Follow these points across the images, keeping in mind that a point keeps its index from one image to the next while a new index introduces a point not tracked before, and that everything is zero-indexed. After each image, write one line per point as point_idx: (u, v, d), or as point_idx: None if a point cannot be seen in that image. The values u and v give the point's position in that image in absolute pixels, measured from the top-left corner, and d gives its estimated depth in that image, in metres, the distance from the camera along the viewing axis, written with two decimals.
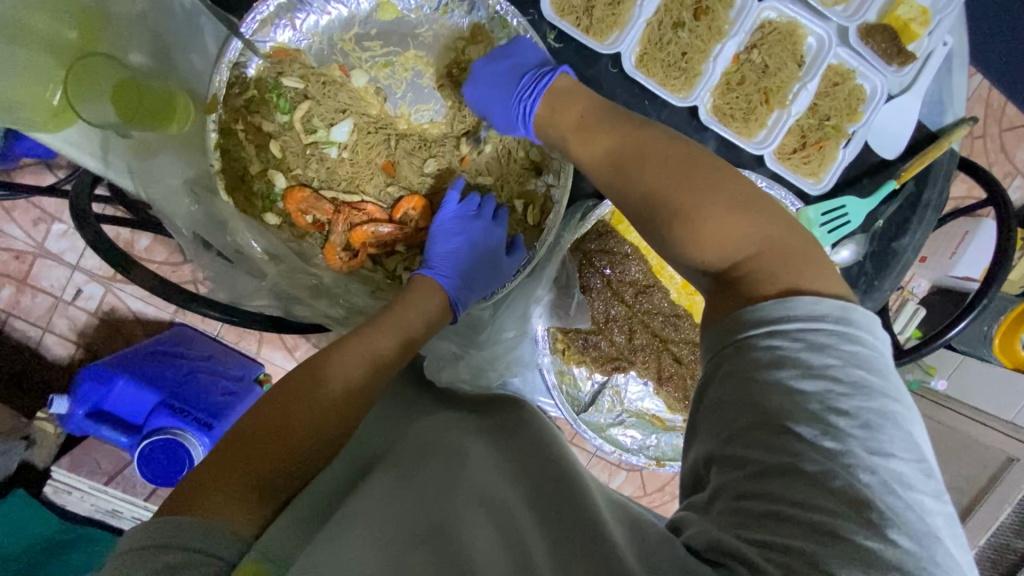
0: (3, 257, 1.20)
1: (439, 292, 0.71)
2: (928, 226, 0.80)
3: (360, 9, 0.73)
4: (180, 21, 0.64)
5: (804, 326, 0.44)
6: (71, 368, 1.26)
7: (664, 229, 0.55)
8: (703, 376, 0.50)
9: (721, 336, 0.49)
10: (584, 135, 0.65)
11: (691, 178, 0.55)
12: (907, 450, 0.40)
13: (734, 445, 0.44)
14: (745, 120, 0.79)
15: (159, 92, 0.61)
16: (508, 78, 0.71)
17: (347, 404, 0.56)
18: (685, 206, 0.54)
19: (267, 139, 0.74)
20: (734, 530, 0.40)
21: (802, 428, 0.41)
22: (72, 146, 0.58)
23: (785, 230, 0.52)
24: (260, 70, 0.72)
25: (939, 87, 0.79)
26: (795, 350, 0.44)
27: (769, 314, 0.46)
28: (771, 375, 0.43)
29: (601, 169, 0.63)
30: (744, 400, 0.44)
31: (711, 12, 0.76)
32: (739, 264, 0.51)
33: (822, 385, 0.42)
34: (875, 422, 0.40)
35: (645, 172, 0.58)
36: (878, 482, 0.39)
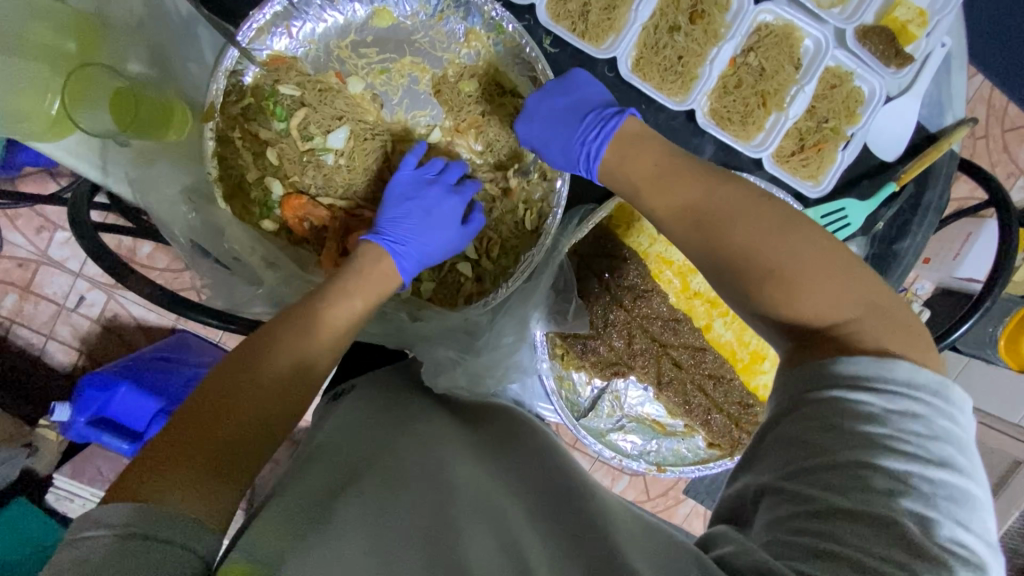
0: (7, 264, 1.21)
1: (388, 256, 0.69)
2: (930, 229, 0.80)
3: (356, 17, 0.74)
4: (177, 28, 0.65)
5: (901, 390, 0.44)
6: (73, 375, 1.26)
7: (748, 289, 0.54)
8: (773, 413, 0.49)
9: (804, 378, 0.48)
10: (657, 184, 0.62)
11: (780, 236, 0.53)
12: (982, 530, 0.39)
13: (800, 482, 0.42)
14: (743, 123, 0.78)
15: (157, 101, 0.61)
16: (568, 118, 0.70)
17: (287, 376, 0.53)
18: (783, 268, 0.52)
19: (264, 146, 0.74)
20: (787, 560, 0.38)
21: (882, 482, 0.40)
22: (71, 155, 0.59)
23: (856, 286, 0.50)
24: (257, 77, 0.73)
25: (939, 88, 0.79)
26: (887, 410, 0.43)
27: (860, 370, 0.45)
28: (858, 426, 0.42)
29: (677, 220, 0.60)
30: (825, 445, 0.43)
31: (706, 16, 0.76)
32: (837, 325, 0.49)
33: (913, 448, 0.41)
34: (958, 496, 0.39)
35: (714, 226, 0.57)
36: (954, 551, 0.37)
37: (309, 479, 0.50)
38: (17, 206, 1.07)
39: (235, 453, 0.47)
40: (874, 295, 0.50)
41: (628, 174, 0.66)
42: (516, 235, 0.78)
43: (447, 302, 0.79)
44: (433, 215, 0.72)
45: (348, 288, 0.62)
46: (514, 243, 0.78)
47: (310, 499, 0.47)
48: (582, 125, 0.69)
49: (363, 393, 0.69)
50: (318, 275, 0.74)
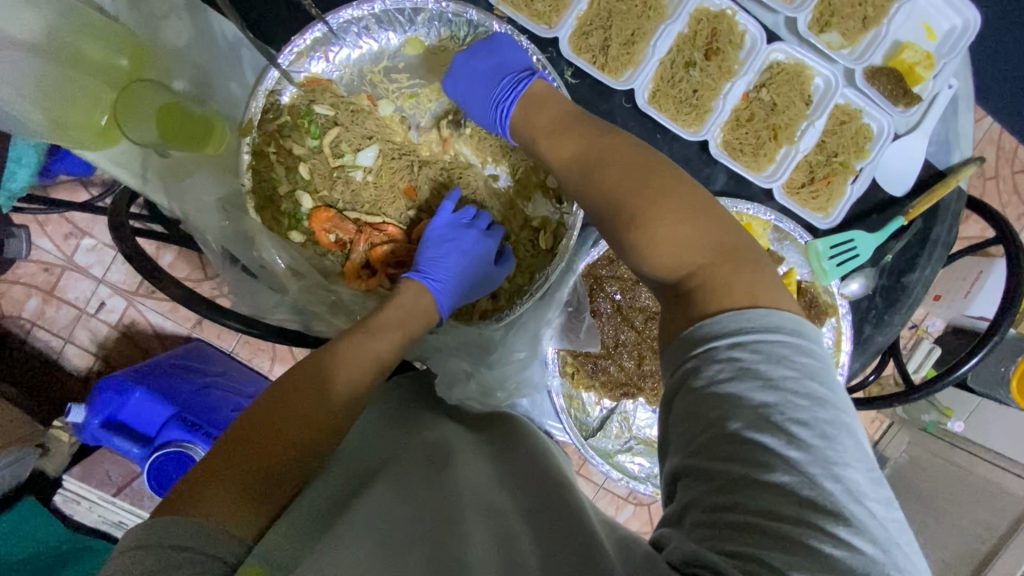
0: (34, 268, 1.25)
1: (428, 294, 0.73)
2: (938, 262, 0.82)
3: (389, 44, 0.77)
4: (224, 51, 0.75)
5: (762, 336, 0.45)
6: (88, 379, 1.29)
7: (617, 237, 0.56)
8: (666, 390, 0.49)
9: (683, 347, 0.48)
10: (552, 137, 0.66)
11: (649, 185, 0.55)
12: (859, 459, 0.42)
13: (700, 457, 0.44)
14: (754, 155, 0.81)
15: (199, 116, 0.71)
16: (488, 80, 0.72)
17: (325, 395, 0.56)
18: (638, 216, 0.54)
19: (297, 161, 0.77)
20: (709, 541, 0.40)
21: (767, 438, 0.42)
22: (112, 163, 0.68)
23: (706, 226, 0.52)
24: (293, 97, 0.76)
25: (945, 128, 0.82)
26: (755, 362, 0.44)
27: (726, 326, 0.46)
28: (733, 387, 0.44)
29: (569, 170, 0.63)
30: (710, 412, 0.44)
31: (721, 53, 0.78)
32: (694, 274, 0.51)
33: (782, 397, 0.43)
34: (830, 433, 0.42)
35: (599, 175, 0.59)
36: (841, 490, 0.40)
37: (317, 489, 0.52)
38: (50, 211, 1.15)
39: (270, 472, 0.49)
40: (728, 239, 0.52)
41: (532, 129, 0.68)
42: (532, 254, 0.80)
43: (465, 317, 0.82)
44: (471, 255, 0.75)
45: (387, 324, 0.66)
46: (530, 261, 0.81)
47: (318, 508, 0.49)
48: (497, 86, 0.71)
49: (376, 403, 0.71)
50: (339, 285, 0.77)
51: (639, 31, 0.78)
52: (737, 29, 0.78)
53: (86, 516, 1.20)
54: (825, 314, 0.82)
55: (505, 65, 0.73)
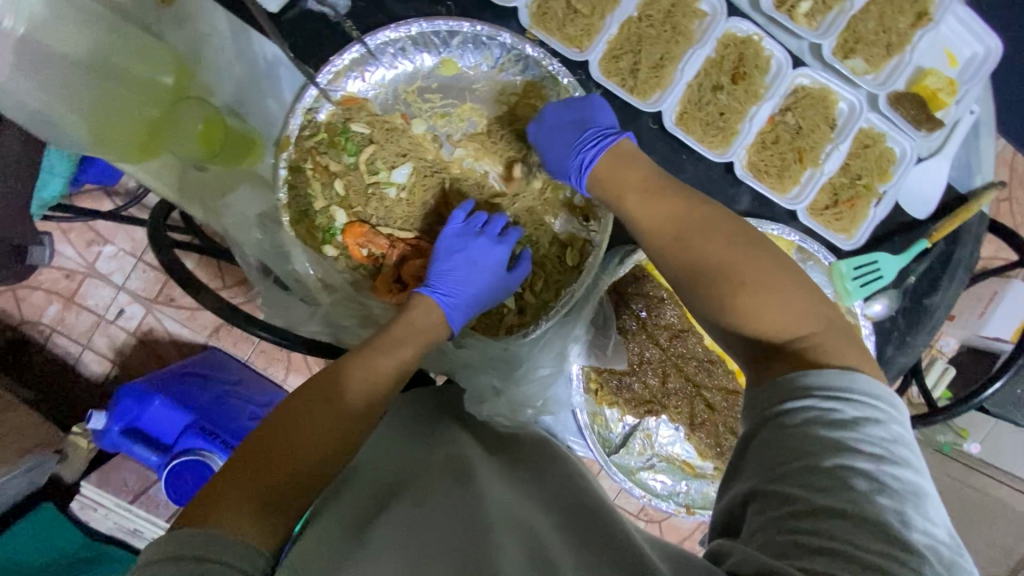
0: (56, 274, 1.27)
1: (437, 309, 0.73)
2: (960, 284, 0.83)
3: (424, 65, 0.79)
4: (264, 70, 0.77)
5: (862, 397, 0.47)
6: (106, 385, 1.31)
7: (718, 296, 0.58)
8: (751, 425, 0.51)
9: (777, 391, 0.50)
10: (645, 197, 0.67)
11: (753, 256, 0.58)
12: (944, 524, 0.43)
13: (782, 484, 0.45)
14: (780, 176, 0.81)
15: (239, 133, 0.74)
16: (572, 132, 0.74)
17: (346, 411, 0.57)
18: (747, 282, 0.57)
19: (333, 177, 0.79)
20: (784, 558, 0.41)
21: (859, 482, 0.43)
22: (154, 176, 0.71)
23: (810, 302, 0.55)
24: (330, 115, 0.78)
25: (967, 152, 0.83)
26: (854, 417, 0.46)
27: (826, 381, 0.48)
28: (830, 432, 0.45)
29: (662, 232, 0.64)
30: (801, 446, 0.45)
31: (748, 77, 0.80)
32: (803, 338, 0.53)
33: (880, 451, 0.44)
34: (921, 493, 0.43)
35: (693, 243, 0.61)
36: (928, 545, 0.40)
37: (338, 506, 0.53)
38: (72, 221, 1.19)
39: (284, 484, 0.50)
40: (828, 315, 0.55)
41: (620, 186, 0.70)
42: (559, 270, 0.81)
43: (489, 331, 0.83)
44: (482, 265, 0.75)
45: (398, 340, 0.66)
46: (557, 278, 0.81)
47: (344, 522, 0.50)
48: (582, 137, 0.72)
49: (395, 413, 0.72)
50: (371, 298, 0.78)
51: (668, 55, 0.79)
52: (763, 54, 0.80)
53: (102, 523, 1.20)
54: None
55: (593, 121, 0.75)
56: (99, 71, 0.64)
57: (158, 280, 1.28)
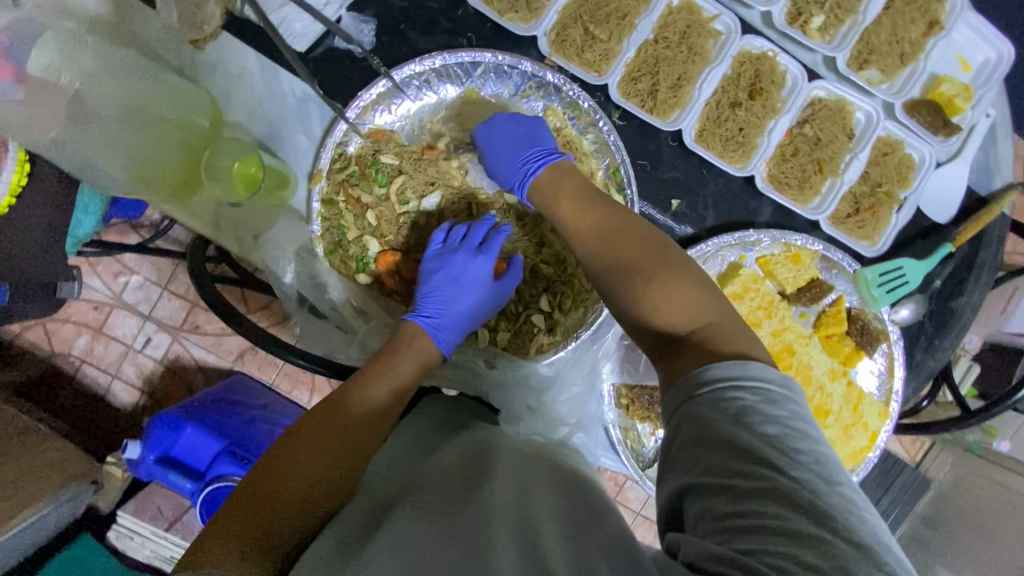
0: (84, 306, 1.30)
1: (424, 332, 0.73)
2: (986, 285, 0.83)
3: (447, 96, 0.82)
4: (293, 107, 0.79)
5: (756, 380, 0.49)
6: (134, 413, 1.33)
7: (630, 290, 0.61)
8: (670, 424, 0.51)
9: (688, 384, 0.51)
10: (573, 199, 0.70)
11: (662, 252, 0.62)
12: (848, 481, 0.45)
13: (708, 474, 0.46)
14: (801, 188, 0.83)
15: (274, 169, 0.76)
16: (518, 143, 0.76)
17: (344, 432, 0.58)
18: (652, 274, 0.60)
19: (365, 209, 0.80)
20: (725, 542, 0.41)
21: (772, 459, 0.44)
22: (188, 213, 0.74)
23: (714, 296, 0.58)
24: (359, 147, 0.80)
25: (985, 155, 0.84)
26: (754, 401, 0.47)
27: (728, 372, 0.49)
28: (736, 419, 0.46)
29: (585, 233, 0.67)
30: (716, 434, 0.47)
31: (765, 92, 0.81)
32: (702, 328, 0.56)
33: (779, 429, 0.46)
34: (822, 459, 0.45)
35: (611, 240, 0.65)
36: (840, 504, 0.42)
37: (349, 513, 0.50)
38: (100, 255, 1.22)
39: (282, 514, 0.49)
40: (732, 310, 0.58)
41: (555, 190, 0.73)
42: (587, 289, 0.81)
43: (520, 351, 0.83)
44: (461, 281, 0.76)
45: (386, 366, 0.66)
46: (586, 296, 0.82)
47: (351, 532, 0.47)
48: (527, 149, 0.75)
49: (419, 417, 0.69)
50: None
51: (685, 75, 0.81)
52: (778, 69, 0.81)
53: (138, 552, 1.22)
54: (877, 341, 0.83)
55: (540, 138, 0.77)
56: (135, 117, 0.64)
57: (183, 308, 1.30)
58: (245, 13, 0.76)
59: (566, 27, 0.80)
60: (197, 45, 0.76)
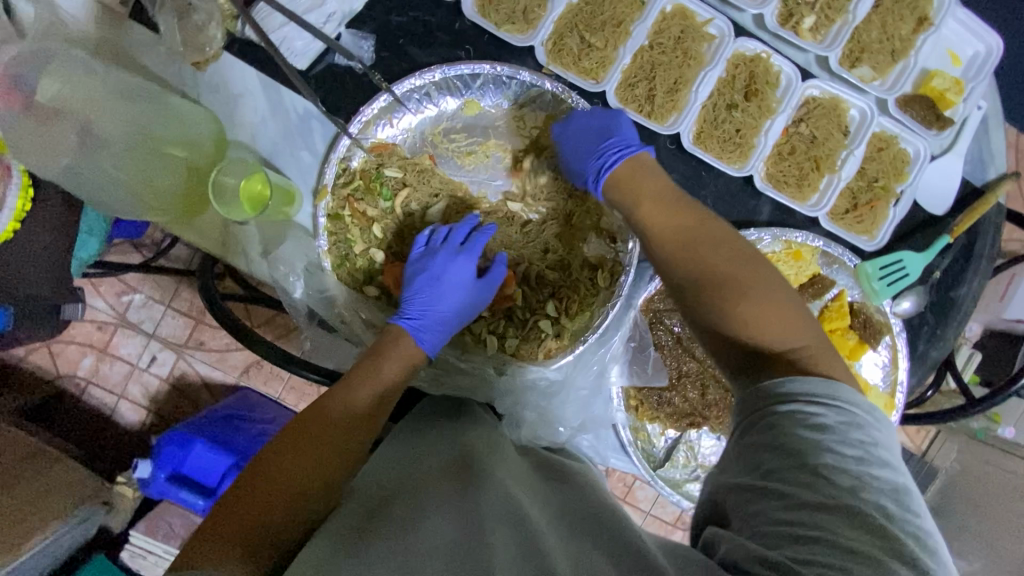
0: (88, 327, 1.31)
1: (408, 335, 0.73)
2: (985, 274, 0.84)
3: (448, 108, 0.83)
4: (296, 124, 0.79)
5: (841, 403, 0.49)
6: (141, 432, 1.34)
7: (717, 298, 0.61)
8: (741, 428, 0.53)
9: (764, 394, 0.52)
10: (657, 203, 0.71)
11: (758, 268, 0.62)
12: (925, 516, 0.45)
13: (772, 480, 0.47)
14: (799, 186, 0.84)
15: (280, 184, 0.77)
16: (595, 135, 0.76)
17: (332, 435, 0.59)
18: (746, 286, 0.60)
19: (371, 222, 0.81)
20: (778, 547, 0.43)
21: (841, 478, 0.45)
22: (198, 233, 0.79)
23: (810, 321, 0.59)
24: (363, 162, 0.81)
25: (979, 146, 0.85)
26: (834, 420, 0.48)
27: (813, 389, 0.50)
28: (812, 434, 0.48)
29: (670, 240, 0.68)
30: (788, 445, 0.48)
31: (760, 93, 0.82)
32: (793, 348, 0.56)
33: (859, 451, 0.46)
34: (899, 489, 0.45)
35: (701, 248, 0.65)
36: (910, 534, 0.42)
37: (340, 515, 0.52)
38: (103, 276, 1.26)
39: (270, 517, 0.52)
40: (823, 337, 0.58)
41: (637, 191, 0.73)
42: (591, 292, 0.82)
43: (528, 357, 0.83)
44: (444, 282, 0.76)
45: (374, 368, 0.67)
46: (591, 299, 0.82)
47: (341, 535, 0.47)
48: (605, 142, 0.74)
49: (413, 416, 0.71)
50: None
51: (681, 79, 0.82)
52: (772, 70, 0.83)
53: (152, 571, 1.23)
54: (880, 334, 0.84)
55: (618, 130, 0.77)
56: (136, 144, 0.65)
57: (187, 325, 1.31)
58: (246, 33, 0.77)
59: (562, 36, 0.81)
60: (199, 67, 0.77)
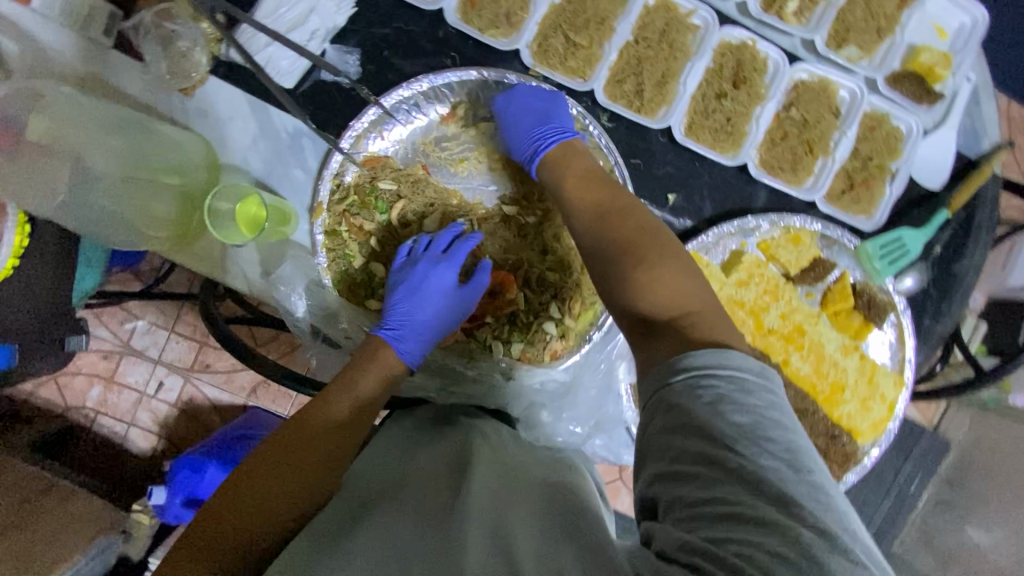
0: (94, 357, 1.31)
1: (388, 345, 0.72)
2: (986, 246, 0.83)
3: (438, 117, 0.83)
4: (287, 143, 0.79)
5: (730, 369, 0.49)
6: (153, 459, 1.34)
7: (624, 271, 0.62)
8: (648, 411, 0.52)
9: (664, 371, 0.52)
10: (580, 184, 0.72)
11: (661, 242, 0.64)
12: (818, 469, 0.45)
13: (679, 462, 0.46)
14: (793, 170, 0.84)
15: (272, 203, 0.75)
16: (535, 117, 0.78)
17: (310, 446, 0.58)
18: (647, 260, 0.62)
19: (370, 236, 0.82)
20: (696, 530, 0.42)
21: (742, 447, 0.45)
22: (197, 258, 0.77)
23: (704, 290, 0.60)
24: (357, 176, 0.80)
25: (971, 119, 0.85)
26: (727, 389, 0.48)
27: (701, 360, 0.50)
28: (709, 407, 0.47)
29: (586, 217, 0.69)
30: (689, 423, 0.47)
31: (748, 80, 0.82)
32: (681, 315, 0.57)
33: (751, 417, 0.46)
34: (794, 447, 0.45)
35: (612, 224, 0.66)
36: (809, 491, 0.42)
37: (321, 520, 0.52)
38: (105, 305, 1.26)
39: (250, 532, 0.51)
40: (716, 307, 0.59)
41: (564, 172, 0.75)
42: (593, 291, 0.82)
43: (533, 360, 0.83)
44: (425, 291, 0.76)
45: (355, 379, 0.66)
46: (594, 298, 0.82)
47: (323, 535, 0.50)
48: (543, 124, 0.77)
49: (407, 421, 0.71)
50: None
51: (669, 72, 0.82)
52: (759, 56, 0.83)
53: None
54: (885, 312, 0.84)
55: (557, 114, 0.79)
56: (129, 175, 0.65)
57: (192, 349, 1.31)
58: (231, 55, 0.77)
59: (547, 38, 0.81)
60: (187, 93, 0.77)
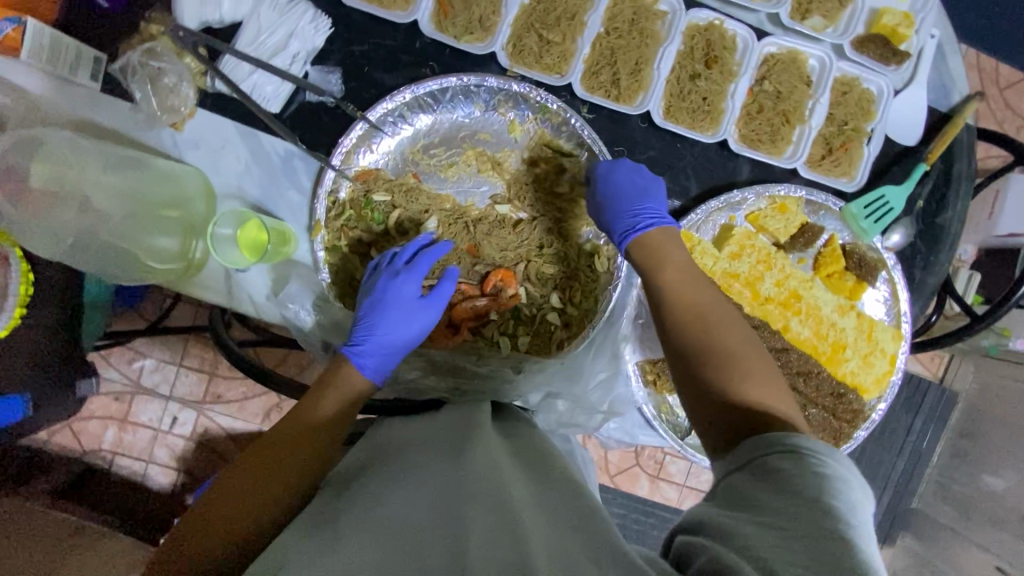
0: (106, 400, 1.32)
1: (348, 360, 0.72)
2: (966, 196, 0.86)
3: (423, 125, 0.85)
4: (279, 165, 0.81)
5: (841, 463, 0.47)
6: (174, 493, 1.35)
7: (716, 361, 0.60)
8: (740, 474, 0.50)
9: (767, 443, 0.50)
10: (672, 267, 0.72)
11: (759, 347, 0.63)
12: None
13: (766, 514, 0.44)
14: (772, 141, 0.86)
15: (272, 225, 0.78)
16: (636, 193, 0.77)
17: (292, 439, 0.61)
18: (745, 359, 0.61)
19: (369, 248, 0.84)
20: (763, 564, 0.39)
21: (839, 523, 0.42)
22: (201, 286, 0.79)
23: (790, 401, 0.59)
24: (351, 191, 0.82)
25: (939, 74, 0.87)
26: (836, 474, 0.46)
27: (815, 445, 0.49)
28: (814, 479, 0.45)
29: (679, 305, 0.67)
30: (783, 484, 0.45)
31: (719, 59, 0.85)
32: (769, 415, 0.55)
33: (852, 506, 0.44)
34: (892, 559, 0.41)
35: (709, 317, 0.65)
36: None
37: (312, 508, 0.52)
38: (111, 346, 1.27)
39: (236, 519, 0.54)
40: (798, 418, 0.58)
41: (662, 259, 0.73)
42: (592, 278, 0.85)
43: (541, 351, 0.86)
44: (388, 304, 0.75)
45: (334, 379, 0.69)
46: (593, 285, 0.85)
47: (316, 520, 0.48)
48: (641, 203, 0.76)
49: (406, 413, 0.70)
50: (432, 349, 0.85)
51: (642, 59, 0.84)
52: (728, 34, 0.85)
53: None
54: (876, 270, 0.86)
55: (653, 194, 0.79)
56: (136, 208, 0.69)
57: (202, 380, 1.33)
58: (217, 87, 0.80)
59: (521, 38, 0.83)
60: (178, 128, 0.80)
